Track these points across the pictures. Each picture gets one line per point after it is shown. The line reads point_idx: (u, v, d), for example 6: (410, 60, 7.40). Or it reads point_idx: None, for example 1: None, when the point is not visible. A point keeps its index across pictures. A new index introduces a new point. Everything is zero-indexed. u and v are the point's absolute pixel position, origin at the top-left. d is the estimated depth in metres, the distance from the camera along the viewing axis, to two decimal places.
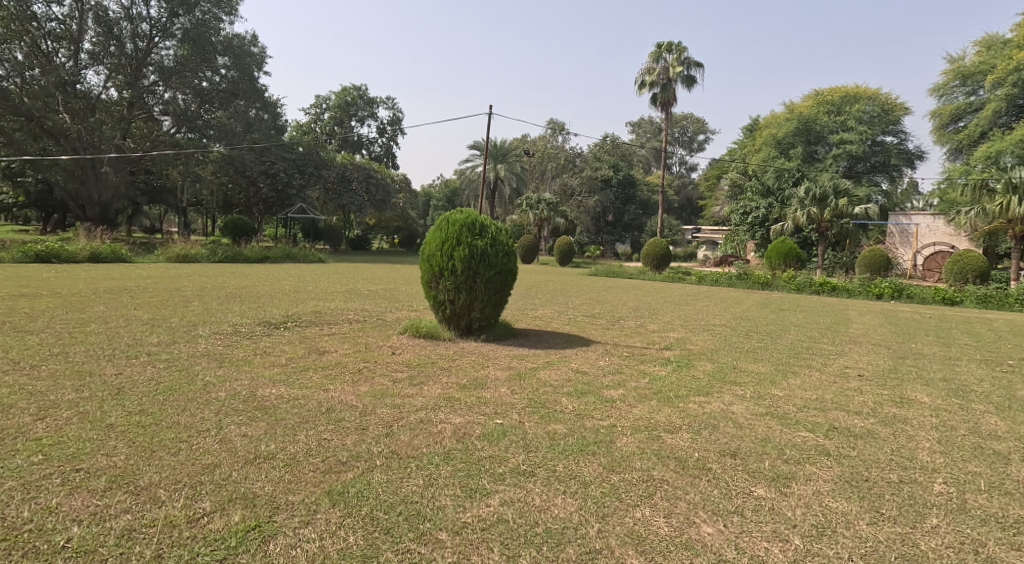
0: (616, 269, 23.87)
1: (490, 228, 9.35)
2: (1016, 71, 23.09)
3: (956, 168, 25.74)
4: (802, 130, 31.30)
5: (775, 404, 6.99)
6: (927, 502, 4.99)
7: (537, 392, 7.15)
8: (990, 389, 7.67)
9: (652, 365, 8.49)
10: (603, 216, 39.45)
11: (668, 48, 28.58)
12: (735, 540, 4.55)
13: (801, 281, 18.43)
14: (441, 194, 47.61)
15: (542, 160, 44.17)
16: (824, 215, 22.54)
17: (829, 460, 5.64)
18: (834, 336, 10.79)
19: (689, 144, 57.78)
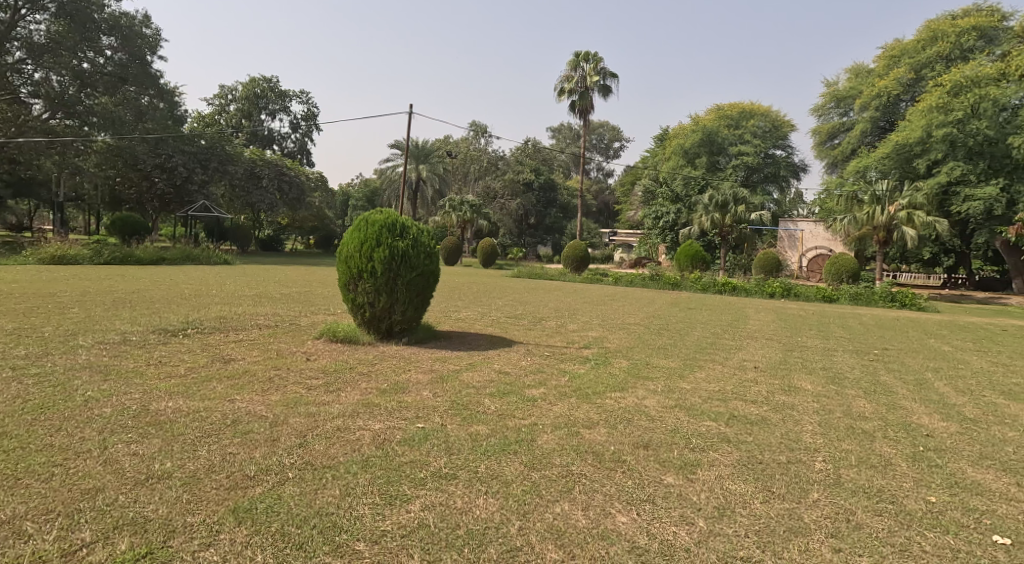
0: (539, 270, 22.95)
1: (414, 228, 7.18)
2: (878, 97, 24.71)
3: (832, 181, 26.36)
4: (707, 142, 31.75)
5: (682, 396, 5.65)
6: (809, 477, 4.14)
7: (459, 393, 5.51)
8: (862, 375, 6.60)
9: (570, 364, 6.70)
10: (525, 219, 38.71)
11: (585, 56, 27.16)
12: (646, 527, 3.61)
13: (706, 281, 18.46)
14: (360, 193, 44.79)
15: (465, 162, 42.26)
16: (725, 219, 22.80)
17: (728, 445, 4.58)
18: (734, 331, 9.43)
19: (606, 150, 58.10)
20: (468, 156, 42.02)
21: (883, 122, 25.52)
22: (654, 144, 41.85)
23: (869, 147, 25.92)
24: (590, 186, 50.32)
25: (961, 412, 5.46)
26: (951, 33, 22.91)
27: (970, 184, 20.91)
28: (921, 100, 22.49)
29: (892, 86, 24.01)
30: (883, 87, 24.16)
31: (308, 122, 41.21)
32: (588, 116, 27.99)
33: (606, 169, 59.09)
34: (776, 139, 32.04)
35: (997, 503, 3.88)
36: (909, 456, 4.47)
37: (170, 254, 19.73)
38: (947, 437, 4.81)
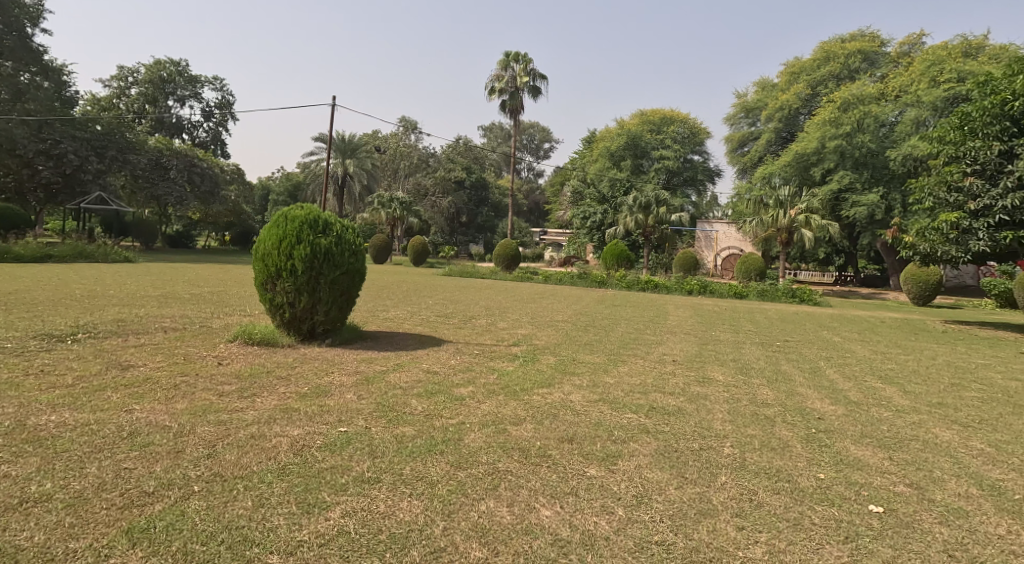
0: (470, 268, 23.01)
1: (337, 226, 7.16)
2: (781, 110, 26.85)
3: (743, 185, 28.06)
4: (631, 145, 32.67)
5: (605, 390, 5.91)
6: (719, 463, 4.44)
7: (385, 395, 5.54)
8: (765, 365, 7.12)
9: (500, 362, 6.86)
10: (457, 217, 38.64)
11: (516, 57, 27.43)
12: (569, 518, 3.77)
13: (630, 280, 19.09)
14: (282, 187, 43.32)
15: (395, 158, 41.73)
16: (648, 220, 23.65)
17: (647, 436, 4.84)
18: (655, 327, 9.86)
19: (536, 150, 58.77)
20: (398, 152, 41.58)
21: (785, 133, 27.50)
22: (583, 145, 42.76)
23: (774, 155, 27.85)
24: (521, 185, 50.83)
25: (846, 396, 5.99)
26: (841, 54, 25.95)
27: (855, 191, 22.55)
28: (816, 114, 24.74)
29: (791, 100, 26.39)
30: (786, 101, 26.35)
31: (223, 111, 39.40)
32: (517, 116, 28.29)
33: (536, 169, 59.76)
34: (694, 144, 33.36)
35: (876, 478, 4.28)
36: (804, 438, 4.87)
37: (58, 251, 18.53)
38: (835, 420, 5.28)
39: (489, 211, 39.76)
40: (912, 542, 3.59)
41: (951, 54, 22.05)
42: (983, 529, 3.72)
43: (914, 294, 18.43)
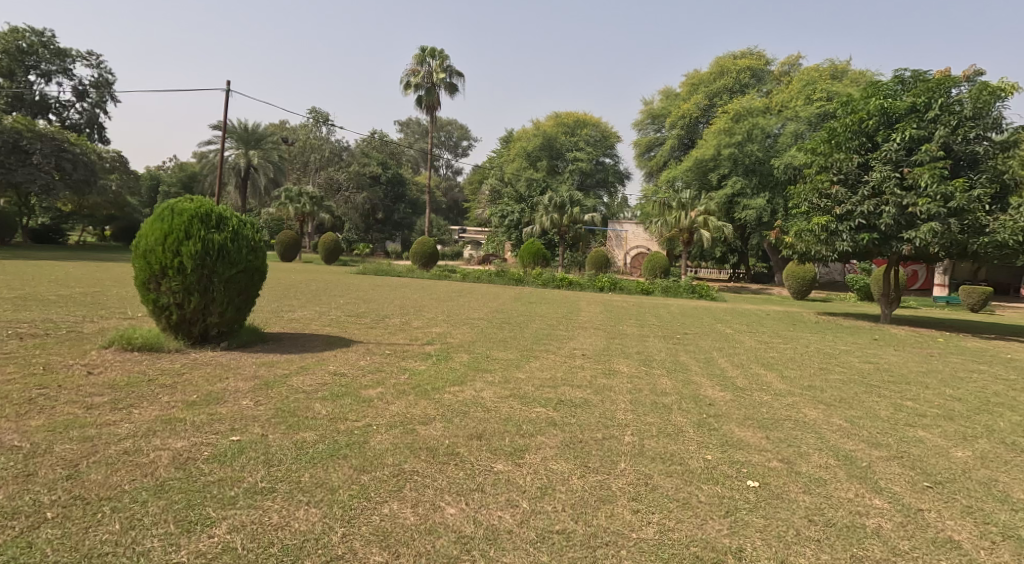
0: (385, 266, 22.33)
1: (233, 219, 6.56)
2: (682, 118, 28.01)
3: (649, 190, 28.34)
4: (546, 146, 32.96)
5: (517, 386, 5.68)
6: (619, 450, 4.19)
7: (285, 401, 5.04)
8: (667, 357, 7.16)
9: (411, 361, 6.51)
10: (372, 214, 37.58)
11: (432, 53, 26.90)
12: (473, 515, 3.43)
13: (547, 277, 19.14)
14: (173, 177, 40.21)
15: (304, 150, 39.91)
16: (563, 220, 23.85)
17: (554, 428, 4.60)
18: (567, 323, 9.78)
19: (455, 147, 58.28)
20: (308, 144, 39.77)
21: (686, 139, 28.56)
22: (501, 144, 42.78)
23: (677, 160, 28.84)
24: (439, 182, 50.20)
25: (734, 383, 6.03)
26: (733, 69, 27.40)
27: (745, 196, 23.68)
28: (712, 124, 26.02)
29: (691, 110, 27.58)
30: (688, 110, 27.57)
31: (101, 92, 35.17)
32: (434, 113, 27.77)
33: (455, 167, 59.25)
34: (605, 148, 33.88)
35: (754, 455, 4.10)
36: (695, 423, 4.71)
37: None
38: (724, 405, 5.22)
39: (408, 207, 38.88)
40: (780, 512, 3.38)
41: (822, 76, 24.42)
42: (838, 495, 3.57)
43: (792, 290, 19.59)
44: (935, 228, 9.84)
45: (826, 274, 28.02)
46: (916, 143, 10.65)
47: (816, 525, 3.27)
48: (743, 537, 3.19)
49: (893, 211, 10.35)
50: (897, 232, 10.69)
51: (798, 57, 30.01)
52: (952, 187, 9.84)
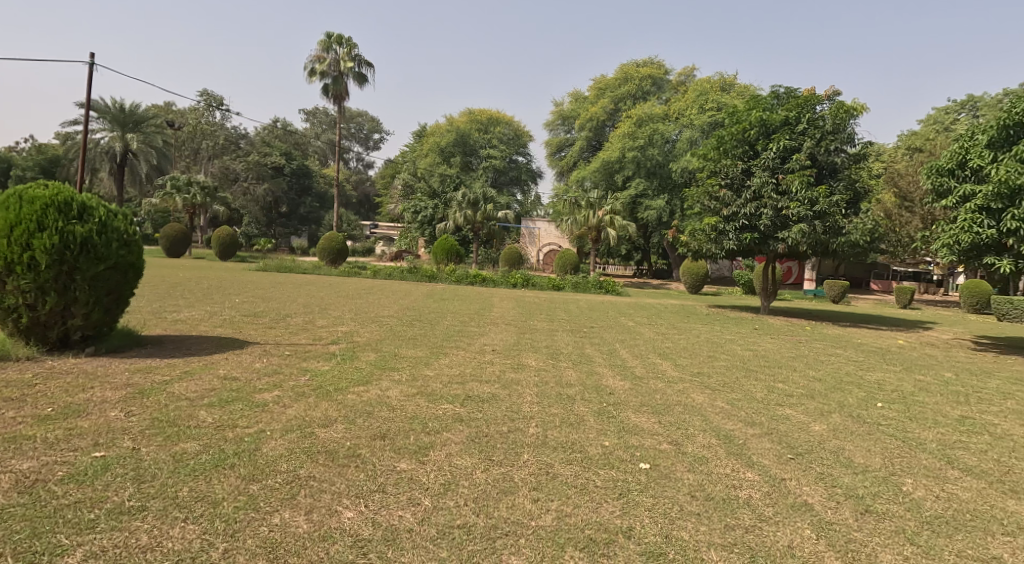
0: (288, 263, 21.54)
1: (99, 210, 6.05)
2: (590, 121, 28.89)
3: (560, 189, 29.04)
4: (460, 142, 33.01)
5: (424, 384, 5.70)
6: (522, 442, 4.31)
7: (165, 409, 4.67)
8: (574, 350, 7.44)
9: (313, 362, 6.37)
10: (275, 207, 36.31)
11: (338, 40, 26.28)
12: (373, 516, 3.36)
13: (460, 274, 19.18)
14: (31, 159, 36.24)
15: (194, 137, 37.54)
16: (477, 216, 23.99)
17: (460, 424, 4.63)
18: (478, 319, 9.91)
19: (365, 140, 57.25)
20: (198, 130, 37.50)
21: (595, 141, 29.59)
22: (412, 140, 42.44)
23: (586, 161, 29.82)
24: (348, 176, 49.20)
25: (633, 371, 6.36)
26: (637, 77, 28.18)
27: (647, 197, 24.85)
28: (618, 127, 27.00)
29: (598, 113, 28.38)
30: (595, 114, 28.42)
31: None
32: (342, 102, 27.13)
33: (365, 160, 58.16)
34: (518, 146, 34.37)
35: (646, 439, 4.35)
36: (596, 412, 4.93)
37: None
38: (623, 393, 5.49)
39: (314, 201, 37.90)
40: (666, 491, 3.61)
41: (712, 88, 25.63)
42: (718, 471, 3.86)
43: (688, 284, 20.61)
44: (803, 229, 10.91)
45: (716, 270, 29.62)
46: (788, 153, 11.60)
47: (695, 500, 3.52)
48: (633, 516, 3.37)
49: (769, 214, 11.28)
50: (773, 232, 11.58)
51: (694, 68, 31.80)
52: (817, 193, 10.89)
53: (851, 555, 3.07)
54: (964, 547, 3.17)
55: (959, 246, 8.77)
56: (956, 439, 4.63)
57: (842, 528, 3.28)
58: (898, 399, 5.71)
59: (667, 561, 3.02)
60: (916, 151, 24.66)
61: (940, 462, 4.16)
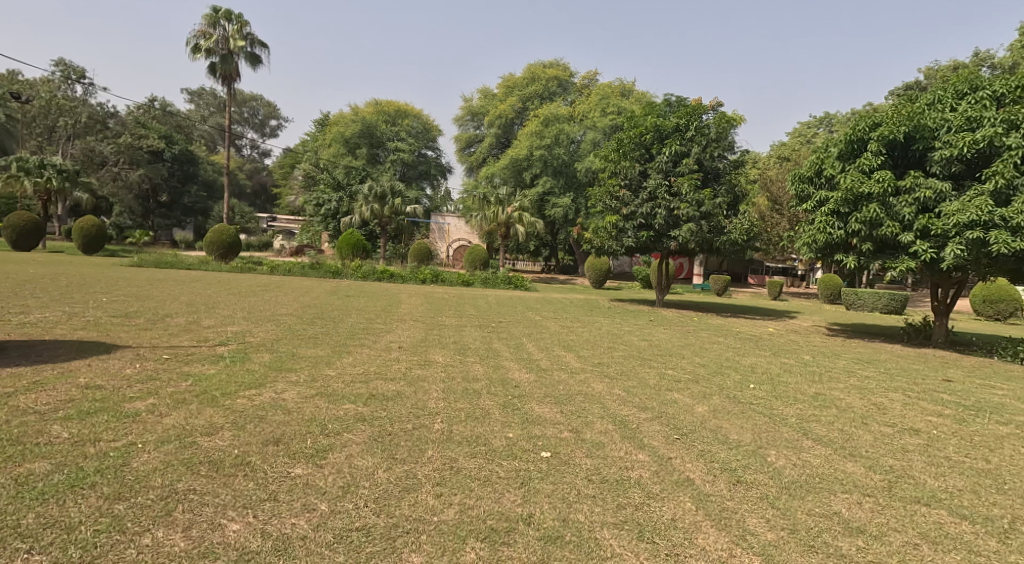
0: (170, 259, 20.07)
1: None
2: (499, 118, 28.80)
3: (470, 185, 29.12)
4: (367, 134, 31.84)
5: (324, 384, 5.49)
6: (427, 438, 4.31)
7: (6, 427, 4.12)
8: (482, 345, 7.54)
9: (198, 366, 5.95)
10: (153, 196, 34.03)
11: (227, 16, 25.02)
12: (261, 527, 3.25)
13: (366, 269, 18.85)
14: None
15: (48, 111, 32.09)
16: (384, 210, 23.68)
17: (363, 423, 4.51)
18: (385, 316, 9.79)
19: (260, 126, 54.89)
20: (54, 104, 31.96)
21: (504, 139, 29.69)
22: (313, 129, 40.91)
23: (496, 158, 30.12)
24: (242, 165, 46.98)
25: (538, 364, 6.58)
26: (542, 78, 29.09)
27: (554, 195, 25.41)
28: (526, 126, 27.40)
29: (508, 112, 28.48)
30: (503, 110, 28.38)
31: None
32: (232, 83, 25.80)
33: (260, 147, 55.75)
34: (428, 139, 33.58)
35: (548, 428, 4.55)
36: (502, 404, 5.07)
37: None
38: (527, 385, 5.68)
39: (200, 189, 36.01)
40: (565, 477, 3.80)
41: (614, 92, 26.85)
42: (612, 454, 4.12)
43: (592, 279, 21.29)
44: (692, 228, 11.75)
45: (616, 266, 30.67)
46: (679, 157, 12.35)
47: (592, 483, 3.73)
48: (534, 503, 3.50)
49: (663, 213, 11.93)
50: (667, 230, 12.27)
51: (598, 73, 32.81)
52: (704, 195, 11.73)
53: (723, 521, 3.38)
54: (812, 506, 3.57)
55: (817, 244, 9.68)
56: (811, 413, 5.20)
57: (717, 498, 3.60)
58: (766, 380, 6.28)
59: (565, 543, 3.18)
60: (787, 160, 26.90)
61: (797, 434, 4.65)
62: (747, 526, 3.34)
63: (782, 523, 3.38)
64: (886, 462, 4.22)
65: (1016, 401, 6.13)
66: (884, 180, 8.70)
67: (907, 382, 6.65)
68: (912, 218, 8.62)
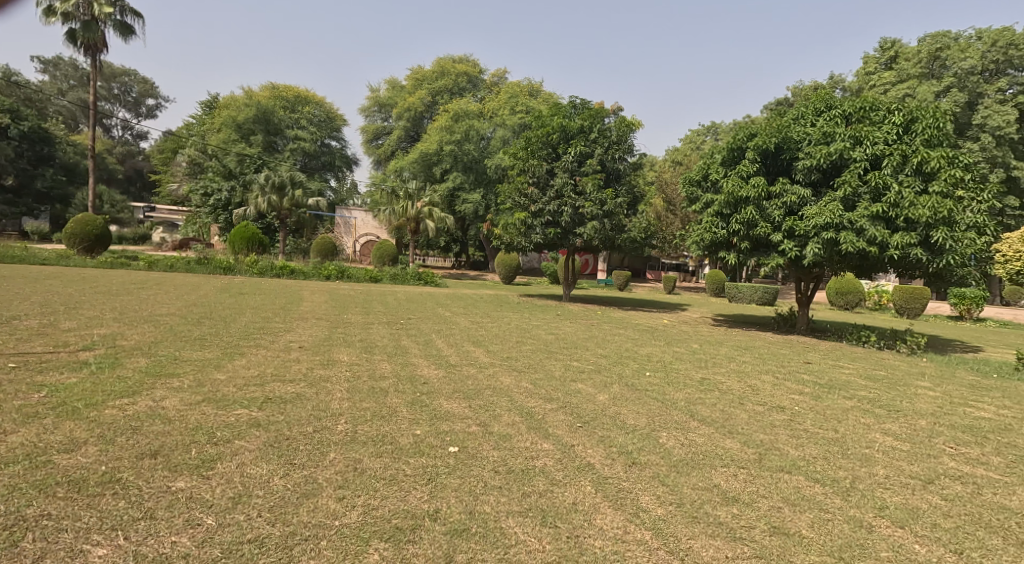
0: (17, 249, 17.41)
1: None
2: (407, 111, 28.50)
3: (377, 178, 28.60)
4: (262, 119, 29.59)
5: (213, 389, 5.08)
6: (329, 440, 4.18)
7: None
8: (389, 343, 7.43)
9: (55, 376, 5.15)
10: None
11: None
12: (134, 549, 3.05)
13: (263, 265, 17.68)
14: None
15: None
16: (283, 203, 22.84)
17: (257, 429, 4.27)
18: (284, 315, 9.42)
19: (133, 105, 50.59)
20: None
21: (413, 132, 29.62)
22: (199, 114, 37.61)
23: (404, 151, 29.78)
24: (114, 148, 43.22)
25: (447, 360, 6.63)
26: (453, 72, 29.05)
27: (464, 191, 25.38)
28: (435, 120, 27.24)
29: (417, 104, 28.27)
30: (411, 103, 28.14)
31: None
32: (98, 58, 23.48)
33: (134, 129, 51.54)
34: (330, 129, 32.78)
35: (456, 423, 4.61)
36: (409, 402, 5.05)
37: None
38: (437, 382, 5.72)
39: (58, 173, 32.57)
40: (472, 470, 3.87)
41: (523, 91, 27.36)
42: (519, 445, 4.25)
43: (502, 274, 21.53)
44: (596, 226, 12.17)
45: (526, 262, 31.28)
46: (584, 157, 12.78)
47: (498, 474, 3.83)
48: (440, 499, 3.53)
49: (570, 212, 12.27)
50: (572, 228, 12.60)
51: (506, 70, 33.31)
52: (606, 195, 12.21)
53: (620, 501, 3.57)
54: (696, 481, 3.85)
55: (703, 243, 10.32)
56: (700, 396, 5.57)
57: (615, 481, 3.80)
58: (661, 368, 6.64)
59: (470, 536, 3.23)
60: (680, 163, 28.37)
61: (685, 416, 4.98)
62: (640, 504, 3.56)
63: (670, 499, 3.62)
64: (758, 436, 4.62)
65: (860, 378, 6.87)
66: (759, 185, 9.34)
67: (776, 365, 7.28)
68: (781, 219, 9.38)
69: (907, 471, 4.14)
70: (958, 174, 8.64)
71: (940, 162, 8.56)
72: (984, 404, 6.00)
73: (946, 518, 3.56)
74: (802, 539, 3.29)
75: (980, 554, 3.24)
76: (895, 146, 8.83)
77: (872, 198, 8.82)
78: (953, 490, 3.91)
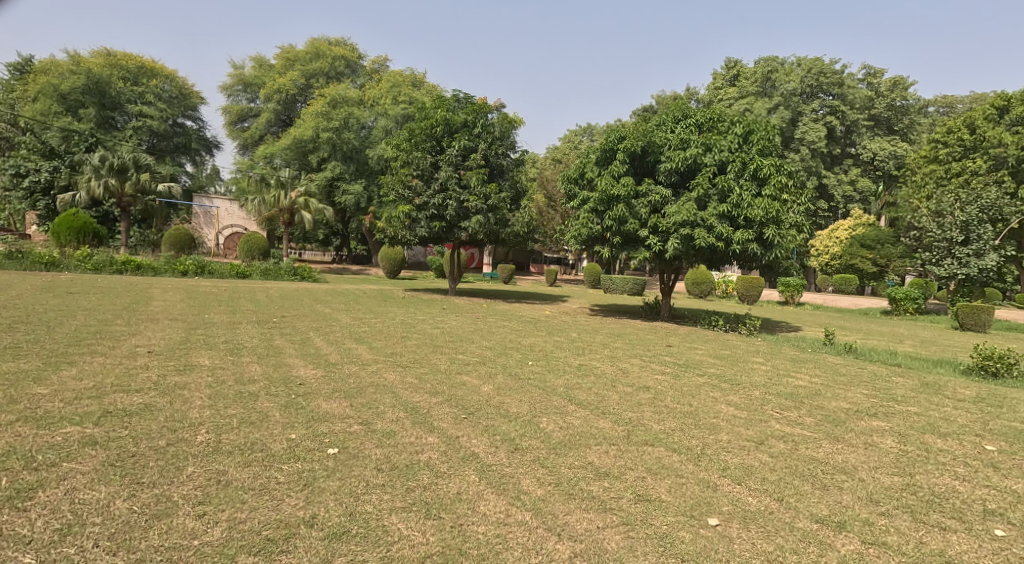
0: None
1: None
2: (278, 92, 27.04)
3: (245, 164, 27.14)
4: (95, 91, 26.68)
5: (32, 406, 4.56)
6: (186, 453, 3.94)
7: None
8: (256, 344, 7.11)
9: None
10: None
11: None
12: None
13: (99, 261, 15.74)
14: None
15: None
16: (124, 187, 20.82)
17: (92, 448, 3.92)
18: (129, 316, 8.66)
19: None
20: None
21: (283, 116, 28.38)
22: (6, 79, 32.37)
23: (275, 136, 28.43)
24: None
25: (326, 358, 6.47)
26: (328, 54, 28.05)
27: (344, 181, 24.66)
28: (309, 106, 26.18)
29: (288, 85, 27.01)
30: (282, 84, 26.75)
31: None
32: None
33: None
34: (182, 106, 30.49)
35: (336, 424, 4.52)
36: (283, 405, 4.88)
37: None
38: (314, 382, 5.57)
39: None
40: (353, 470, 3.82)
41: (405, 81, 27.02)
42: (403, 441, 4.24)
43: (387, 269, 21.16)
44: (480, 220, 12.36)
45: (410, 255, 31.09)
46: (467, 152, 12.84)
47: (380, 472, 3.81)
48: (318, 503, 3.45)
49: (455, 205, 12.34)
50: (457, 222, 12.67)
51: (385, 58, 32.80)
52: (490, 189, 12.45)
53: (503, 486, 3.68)
54: (572, 460, 4.03)
55: (580, 238, 10.73)
56: (577, 382, 5.81)
57: (497, 468, 3.91)
58: (541, 357, 6.85)
59: (351, 537, 3.18)
60: (558, 162, 29.19)
61: (564, 401, 5.20)
62: (521, 487, 3.68)
63: (548, 479, 3.78)
64: (626, 415, 4.90)
65: (711, 357, 7.49)
66: (628, 185, 9.89)
67: (642, 350, 7.72)
68: (647, 217, 9.93)
69: (745, 435, 4.58)
70: (784, 180, 9.62)
71: (769, 169, 9.53)
72: (802, 374, 6.77)
73: (771, 471, 3.98)
74: (661, 504, 3.54)
75: (797, 499, 3.65)
76: (736, 154, 9.72)
77: (719, 199, 9.60)
78: (778, 448, 4.37)
